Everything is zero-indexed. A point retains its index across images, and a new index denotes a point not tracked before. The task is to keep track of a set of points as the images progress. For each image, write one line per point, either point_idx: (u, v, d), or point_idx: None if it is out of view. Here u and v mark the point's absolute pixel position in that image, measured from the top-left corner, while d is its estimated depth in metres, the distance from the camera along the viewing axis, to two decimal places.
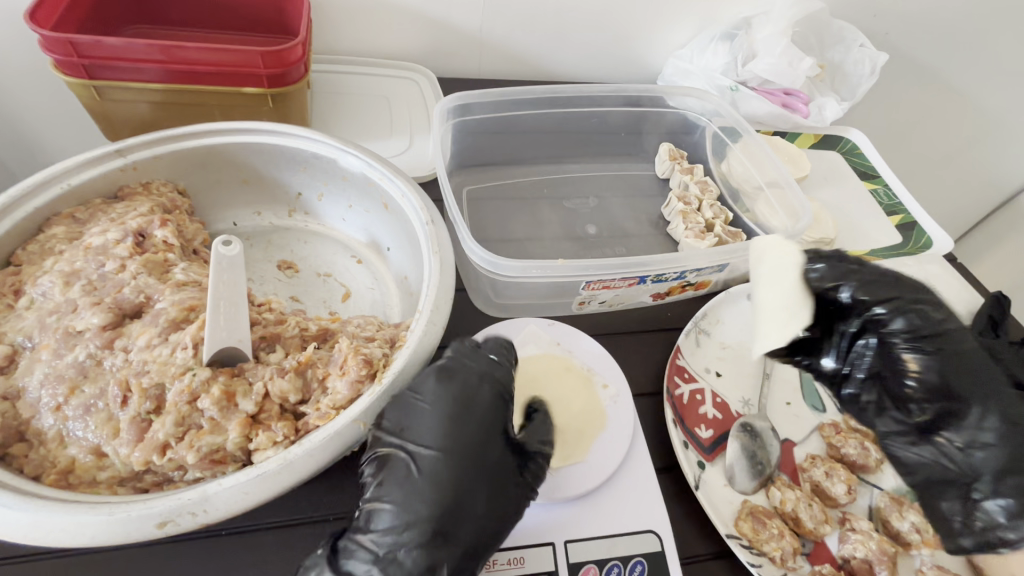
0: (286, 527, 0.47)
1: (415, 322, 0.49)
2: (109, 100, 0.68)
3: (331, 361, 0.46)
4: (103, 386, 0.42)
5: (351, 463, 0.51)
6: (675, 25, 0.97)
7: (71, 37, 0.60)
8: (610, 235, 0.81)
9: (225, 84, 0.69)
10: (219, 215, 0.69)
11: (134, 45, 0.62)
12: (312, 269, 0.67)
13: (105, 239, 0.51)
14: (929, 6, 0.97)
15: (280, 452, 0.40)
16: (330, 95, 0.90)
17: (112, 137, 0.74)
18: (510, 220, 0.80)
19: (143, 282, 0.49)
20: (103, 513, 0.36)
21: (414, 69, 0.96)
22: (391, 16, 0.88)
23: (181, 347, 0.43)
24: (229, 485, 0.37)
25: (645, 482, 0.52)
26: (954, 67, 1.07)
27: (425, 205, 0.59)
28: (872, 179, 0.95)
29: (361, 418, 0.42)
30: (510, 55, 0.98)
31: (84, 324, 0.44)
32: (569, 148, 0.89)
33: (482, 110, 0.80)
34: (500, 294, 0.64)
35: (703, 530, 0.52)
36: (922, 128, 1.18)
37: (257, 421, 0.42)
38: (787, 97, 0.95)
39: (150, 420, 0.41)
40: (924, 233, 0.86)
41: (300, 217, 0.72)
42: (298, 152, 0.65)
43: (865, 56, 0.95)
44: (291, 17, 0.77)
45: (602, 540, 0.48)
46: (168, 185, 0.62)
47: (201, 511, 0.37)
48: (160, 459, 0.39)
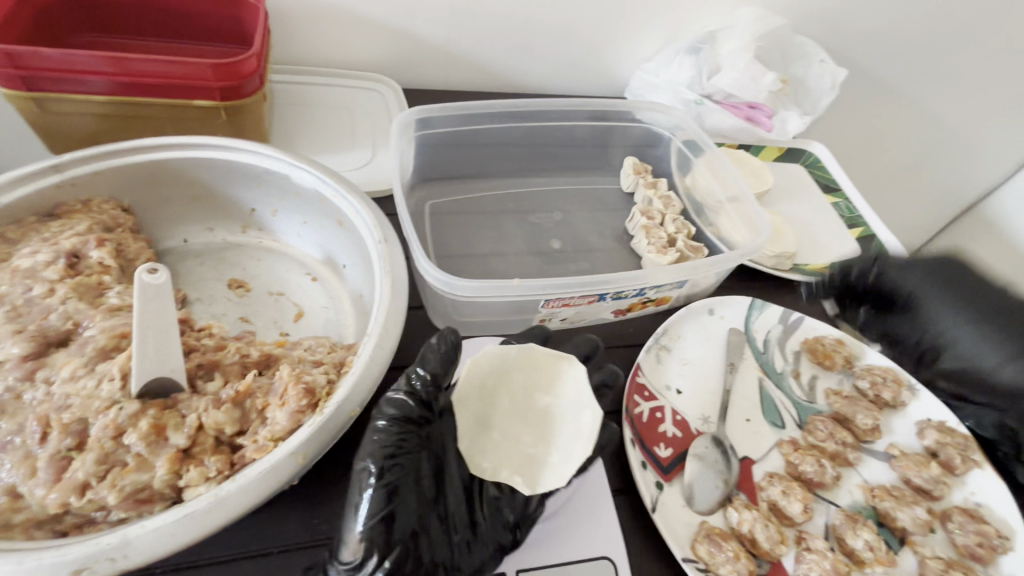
0: (225, 563, 0.45)
1: (363, 346, 0.48)
2: (51, 112, 0.66)
3: (272, 390, 0.44)
4: (22, 421, 0.40)
5: (297, 494, 0.49)
6: (641, 38, 0.98)
7: (5, 48, 0.57)
8: (574, 249, 0.80)
9: (175, 96, 0.67)
10: (168, 232, 0.67)
11: (74, 56, 0.60)
12: (264, 288, 0.65)
13: (34, 261, 0.49)
14: (886, 23, 0.99)
15: (211, 488, 0.38)
16: (290, 106, 0.88)
17: (54, 150, 0.71)
18: (473, 235, 0.79)
19: (73, 307, 0.46)
20: (12, 561, 0.33)
21: (378, 80, 0.95)
22: (353, 26, 0.87)
23: (108, 378, 0.41)
24: (153, 527, 0.35)
25: (601, 505, 0.51)
26: (912, 82, 1.10)
27: (378, 223, 0.58)
28: (834, 192, 0.96)
29: (299, 450, 0.40)
30: (477, 67, 0.97)
31: (4, 354, 0.42)
32: (535, 162, 0.89)
33: (445, 123, 0.79)
34: (454, 312, 0.62)
35: (658, 553, 0.51)
36: (882, 141, 1.21)
37: (189, 456, 0.40)
38: (750, 110, 0.96)
39: (71, 458, 0.38)
40: (882, 246, 0.88)
41: (254, 233, 0.69)
42: (250, 168, 0.63)
43: (825, 71, 0.97)
44: (246, 27, 0.75)
45: (555, 567, 0.47)
46: (110, 203, 0.60)
47: (121, 556, 0.35)
48: (78, 500, 0.37)
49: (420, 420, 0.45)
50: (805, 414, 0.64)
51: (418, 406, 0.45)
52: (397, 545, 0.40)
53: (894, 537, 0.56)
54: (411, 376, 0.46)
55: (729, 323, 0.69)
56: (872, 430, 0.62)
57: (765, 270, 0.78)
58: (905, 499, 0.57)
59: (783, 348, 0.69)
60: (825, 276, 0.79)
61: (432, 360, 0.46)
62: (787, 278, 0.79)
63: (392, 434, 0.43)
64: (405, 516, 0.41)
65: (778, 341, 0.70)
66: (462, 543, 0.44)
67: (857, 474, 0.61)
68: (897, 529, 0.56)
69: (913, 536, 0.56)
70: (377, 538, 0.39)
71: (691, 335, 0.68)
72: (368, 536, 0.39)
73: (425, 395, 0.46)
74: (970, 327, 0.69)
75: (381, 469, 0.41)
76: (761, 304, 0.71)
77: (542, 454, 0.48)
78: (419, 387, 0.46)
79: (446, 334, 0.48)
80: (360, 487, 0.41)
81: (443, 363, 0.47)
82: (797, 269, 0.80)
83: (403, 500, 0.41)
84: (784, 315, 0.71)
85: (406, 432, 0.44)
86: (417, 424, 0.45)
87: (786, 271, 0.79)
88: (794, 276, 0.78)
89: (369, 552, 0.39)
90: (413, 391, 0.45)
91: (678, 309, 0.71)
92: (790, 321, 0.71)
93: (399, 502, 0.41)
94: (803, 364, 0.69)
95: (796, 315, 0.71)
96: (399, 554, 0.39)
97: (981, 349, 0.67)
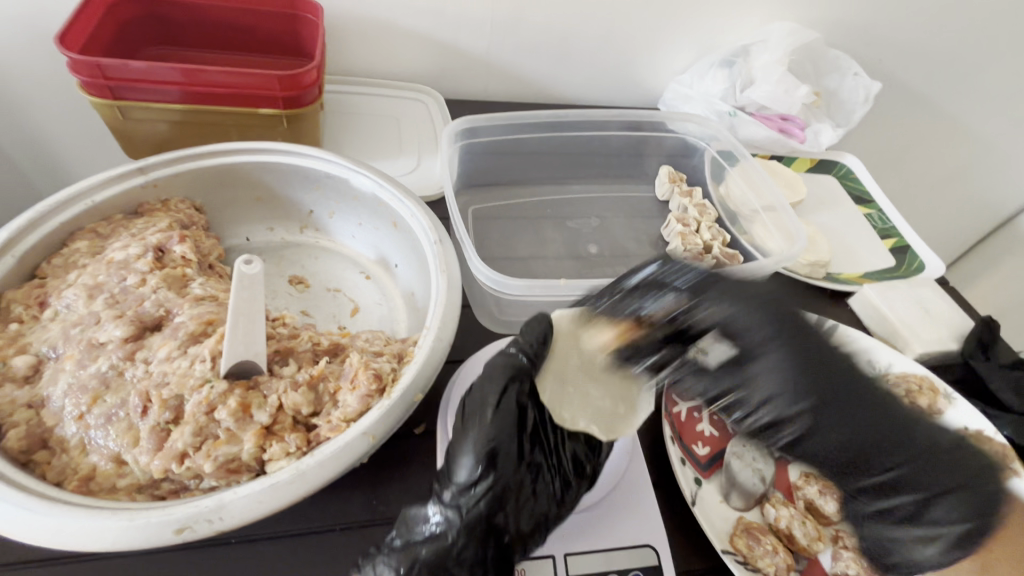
0: (295, 535, 0.48)
1: (423, 338, 0.51)
2: (131, 119, 0.71)
3: (343, 375, 0.48)
4: (125, 396, 0.44)
5: (358, 475, 0.53)
6: (675, 52, 1.01)
7: (99, 60, 0.63)
8: (611, 254, 0.83)
9: (243, 105, 0.72)
10: (233, 230, 0.72)
11: (158, 68, 0.65)
12: (322, 285, 0.69)
13: (126, 254, 0.54)
14: (919, 36, 1.01)
15: (293, 462, 0.42)
16: (341, 115, 0.93)
17: (131, 155, 0.76)
18: (514, 238, 0.82)
19: (163, 295, 0.51)
20: (124, 519, 0.37)
21: (421, 90, 0.99)
22: (401, 39, 0.92)
23: (199, 360, 0.45)
24: (244, 494, 0.39)
25: (644, 497, 0.53)
26: (946, 95, 1.10)
27: (433, 224, 0.61)
28: (867, 203, 0.97)
29: (370, 431, 0.43)
30: (515, 78, 1.01)
31: (107, 336, 0.47)
32: (572, 170, 0.92)
33: (489, 132, 0.83)
34: (503, 311, 0.66)
35: (698, 544, 0.53)
36: (915, 153, 1.21)
37: (271, 432, 0.44)
38: (784, 122, 0.98)
39: (169, 430, 0.43)
40: (917, 256, 0.89)
41: (311, 233, 0.74)
42: (312, 172, 0.68)
43: (859, 84, 0.99)
44: (306, 40, 0.81)
45: (601, 553, 0.49)
46: (185, 202, 0.65)
47: (217, 518, 0.38)
48: (178, 468, 0.41)
49: (529, 373, 0.49)
50: None
51: (528, 359, 0.49)
52: (501, 476, 0.44)
53: None
54: (521, 340, 0.50)
55: None
56: None
57: (799, 277, 0.80)
58: None
59: None
60: (858, 284, 0.81)
61: (535, 330, 0.51)
62: (820, 286, 0.81)
63: (505, 382, 0.47)
64: (511, 452, 0.44)
65: None
66: (551, 486, 0.47)
67: None
68: None
69: None
70: (486, 466, 0.43)
71: None
72: (480, 462, 0.43)
73: (532, 351, 0.50)
74: (835, 402, 0.47)
75: (497, 407, 0.45)
76: None
77: (614, 407, 0.51)
78: (528, 345, 0.50)
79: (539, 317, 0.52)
80: (476, 420, 0.45)
81: (549, 330, 0.51)
82: (830, 278, 0.82)
83: (510, 439, 0.45)
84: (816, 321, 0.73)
85: (518, 382, 0.47)
86: (522, 379, 0.48)
87: (820, 279, 0.81)
88: (827, 284, 0.80)
89: (478, 476, 0.43)
90: (521, 347, 0.50)
91: None
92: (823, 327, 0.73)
93: (508, 441, 0.44)
94: None
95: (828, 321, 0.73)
96: (501, 485, 0.44)
97: (884, 432, 0.46)
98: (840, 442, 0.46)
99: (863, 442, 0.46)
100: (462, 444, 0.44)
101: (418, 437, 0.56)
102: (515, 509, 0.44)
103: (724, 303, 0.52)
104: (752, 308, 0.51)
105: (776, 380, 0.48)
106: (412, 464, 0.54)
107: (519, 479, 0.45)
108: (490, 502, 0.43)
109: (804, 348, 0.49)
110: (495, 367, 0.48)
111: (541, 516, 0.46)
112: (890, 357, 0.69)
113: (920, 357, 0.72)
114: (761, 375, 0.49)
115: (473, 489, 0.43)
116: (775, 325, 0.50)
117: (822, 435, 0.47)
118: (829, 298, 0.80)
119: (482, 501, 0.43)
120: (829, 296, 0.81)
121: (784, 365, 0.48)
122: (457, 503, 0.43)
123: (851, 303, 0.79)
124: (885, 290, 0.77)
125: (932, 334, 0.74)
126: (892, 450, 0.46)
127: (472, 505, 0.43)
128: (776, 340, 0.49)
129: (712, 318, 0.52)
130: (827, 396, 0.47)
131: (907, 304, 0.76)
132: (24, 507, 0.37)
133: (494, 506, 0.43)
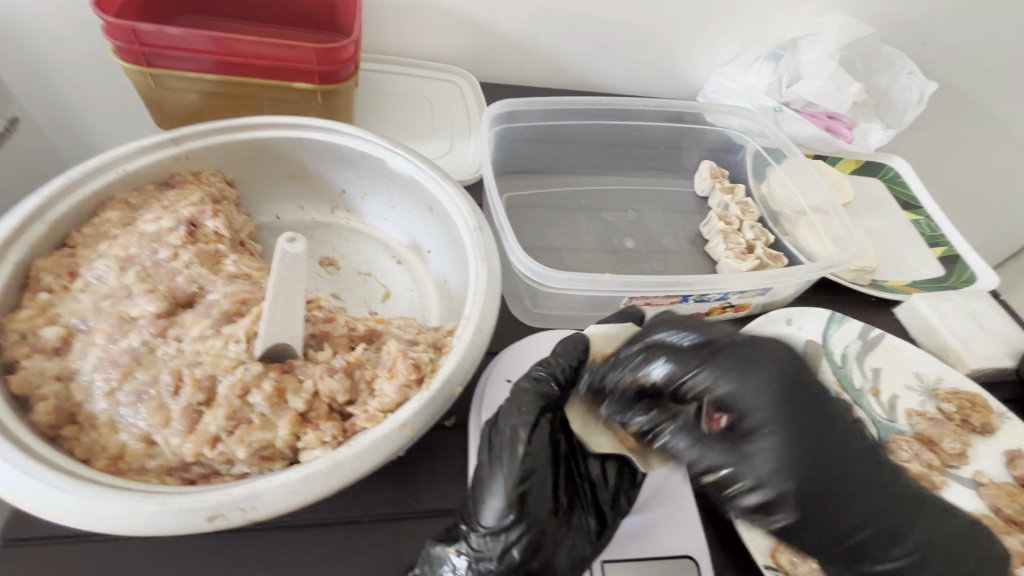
0: (323, 525, 0.47)
1: (462, 328, 0.49)
2: (164, 89, 0.69)
3: (380, 363, 0.46)
4: (156, 373, 0.42)
5: (388, 467, 0.51)
6: (720, 42, 0.96)
7: (135, 25, 0.61)
8: (648, 250, 0.80)
9: (277, 79, 0.69)
10: (263, 207, 0.70)
11: (192, 35, 0.63)
12: (353, 267, 0.67)
13: (159, 227, 0.52)
14: (979, 36, 0.96)
15: (328, 452, 0.40)
16: (373, 94, 0.90)
17: (163, 125, 0.75)
18: (548, 229, 0.79)
19: (195, 272, 0.49)
20: (156, 503, 0.35)
21: (454, 71, 0.96)
22: (437, 19, 0.88)
23: (233, 340, 0.43)
24: (279, 483, 0.37)
25: (684, 505, 0.51)
26: (1001, 100, 1.05)
27: (471, 210, 0.59)
28: (914, 209, 0.93)
29: (408, 423, 0.41)
30: (552, 63, 0.98)
31: (139, 311, 0.45)
32: (609, 161, 0.89)
33: (527, 117, 0.80)
34: (538, 304, 0.64)
35: (736, 556, 0.51)
36: (964, 159, 1.16)
37: (306, 420, 0.42)
38: (830, 120, 0.93)
39: (201, 412, 0.41)
40: (967, 267, 0.85)
41: (342, 214, 0.72)
42: (346, 150, 0.66)
43: (913, 83, 0.94)
44: (342, 15, 0.78)
45: (639, 562, 0.47)
46: (217, 175, 0.63)
47: (250, 507, 0.37)
48: (210, 452, 0.39)
49: (557, 403, 0.47)
50: (886, 432, 0.63)
51: (559, 385, 0.48)
52: (537, 519, 0.42)
53: None
54: (549, 363, 0.49)
55: (807, 334, 0.69)
56: (958, 454, 0.61)
57: (844, 283, 0.77)
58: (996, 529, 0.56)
59: (862, 365, 0.68)
60: (906, 293, 0.78)
61: (564, 357, 0.49)
62: (865, 293, 0.77)
63: (535, 419, 0.44)
64: (544, 492, 0.42)
65: (856, 356, 0.68)
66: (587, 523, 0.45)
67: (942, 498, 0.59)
68: None
69: None
70: (520, 510, 0.41)
71: None
72: (513, 506, 0.41)
73: (562, 377, 0.48)
74: (824, 479, 0.40)
75: (528, 447, 0.43)
76: (839, 318, 0.70)
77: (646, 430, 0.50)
78: (559, 370, 0.49)
79: (570, 340, 0.51)
80: (505, 460, 0.42)
81: (582, 355, 0.50)
82: (876, 285, 0.79)
83: (542, 479, 0.43)
84: (863, 330, 0.70)
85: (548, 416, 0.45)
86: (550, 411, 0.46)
87: (865, 286, 0.78)
88: (873, 291, 0.77)
89: (512, 521, 0.41)
90: (552, 375, 0.48)
91: (757, 317, 0.71)
92: (870, 336, 0.70)
93: (540, 480, 0.43)
94: (883, 382, 0.67)
95: (875, 331, 0.70)
96: (537, 528, 0.41)
97: (867, 507, 0.41)
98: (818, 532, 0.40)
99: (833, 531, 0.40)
100: (491, 486, 0.42)
101: (449, 430, 0.54)
102: (553, 551, 0.42)
103: (728, 371, 0.43)
104: (761, 380, 0.42)
105: (760, 470, 0.40)
106: (444, 458, 0.52)
107: (554, 520, 0.43)
108: (527, 546, 0.41)
109: (802, 425, 0.41)
110: (523, 400, 0.45)
111: (580, 558, 0.44)
112: (939, 369, 0.68)
113: (972, 372, 0.69)
114: (749, 459, 0.40)
115: (508, 532, 0.41)
116: (786, 436, 0.40)
117: (803, 529, 0.40)
118: (874, 306, 0.77)
119: (519, 545, 0.41)
120: (874, 304, 0.77)
121: (770, 414, 0.41)
122: (492, 550, 0.41)
123: (898, 312, 0.76)
124: (936, 300, 0.73)
125: (985, 349, 0.70)
126: (864, 509, 0.40)
127: (508, 551, 0.41)
128: (770, 414, 0.41)
129: (714, 391, 0.43)
130: (829, 480, 0.40)
131: (959, 316, 0.72)
132: (53, 485, 0.35)
133: (533, 551, 0.41)
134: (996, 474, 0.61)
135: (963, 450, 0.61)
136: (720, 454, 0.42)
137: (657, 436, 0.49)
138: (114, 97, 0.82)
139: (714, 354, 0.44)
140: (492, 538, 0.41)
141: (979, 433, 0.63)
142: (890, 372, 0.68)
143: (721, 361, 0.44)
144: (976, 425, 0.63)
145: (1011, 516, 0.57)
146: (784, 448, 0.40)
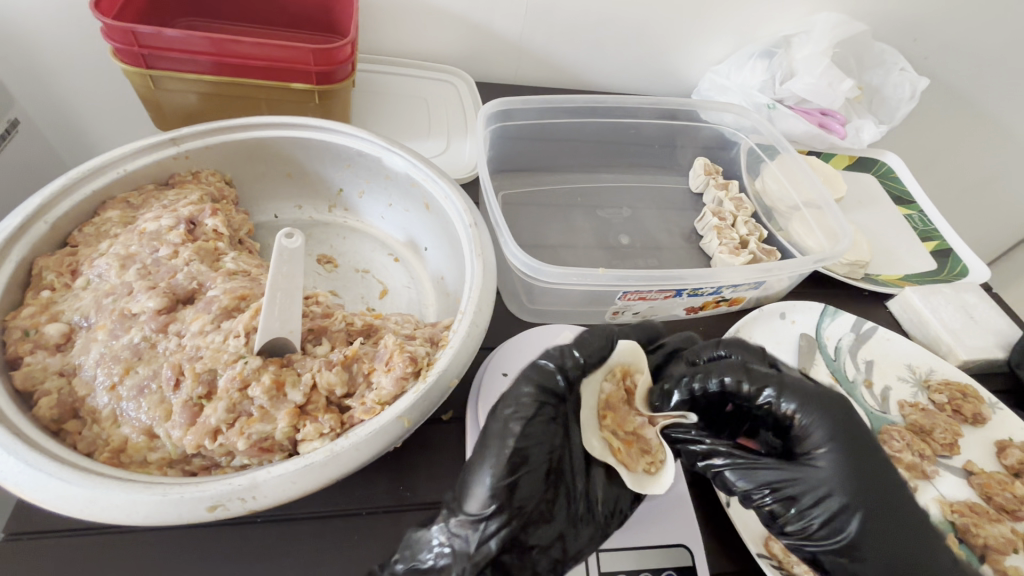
0: (321, 517, 0.48)
1: (458, 323, 0.50)
2: (163, 90, 0.70)
3: (377, 356, 0.47)
4: (157, 368, 0.43)
5: (386, 461, 0.51)
6: (714, 40, 0.97)
7: (133, 27, 0.61)
8: (643, 246, 0.81)
9: (275, 79, 0.70)
10: (261, 207, 0.71)
11: (191, 37, 0.64)
12: (351, 265, 0.68)
13: (158, 225, 0.53)
14: (970, 33, 0.96)
15: (326, 443, 0.41)
16: (370, 94, 0.91)
17: (162, 126, 0.75)
18: (543, 226, 0.80)
19: (195, 269, 0.50)
20: (158, 493, 0.36)
21: (451, 72, 0.97)
22: (433, 20, 0.89)
23: (233, 335, 0.44)
24: (278, 474, 0.38)
25: (677, 496, 0.52)
26: (994, 96, 1.06)
27: (467, 207, 0.60)
28: (907, 204, 0.94)
29: (405, 415, 0.42)
30: (547, 63, 0.99)
31: (140, 307, 0.46)
32: (603, 158, 0.89)
33: (522, 116, 0.81)
34: (535, 299, 0.64)
35: (730, 546, 0.51)
36: (957, 155, 1.17)
37: (304, 412, 0.43)
38: (824, 117, 0.94)
39: (201, 405, 0.42)
40: (959, 261, 0.85)
41: (340, 213, 0.73)
42: (343, 149, 0.66)
43: (905, 80, 0.95)
44: (339, 15, 0.78)
45: (634, 551, 0.48)
46: (216, 175, 0.63)
47: (250, 497, 0.37)
48: (211, 444, 0.40)
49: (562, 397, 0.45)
50: (879, 424, 0.64)
51: (563, 385, 0.46)
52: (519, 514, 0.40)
53: (973, 553, 0.55)
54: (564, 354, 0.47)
55: (801, 328, 0.70)
56: (949, 445, 0.61)
57: (837, 277, 0.78)
58: (986, 517, 0.56)
59: (855, 357, 0.69)
60: (898, 286, 0.78)
61: (586, 348, 0.47)
62: (858, 287, 0.78)
63: (534, 413, 0.43)
64: (533, 487, 0.41)
65: (849, 348, 0.69)
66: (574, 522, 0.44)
67: (933, 487, 0.59)
68: (977, 546, 0.54)
69: (994, 554, 0.54)
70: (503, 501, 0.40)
71: (762, 337, 0.68)
72: (496, 497, 0.40)
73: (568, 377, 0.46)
74: (884, 507, 0.45)
75: (519, 439, 0.42)
76: (832, 311, 0.71)
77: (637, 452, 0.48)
78: (570, 364, 0.46)
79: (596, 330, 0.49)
80: (494, 451, 0.41)
81: (603, 349, 0.48)
82: (869, 278, 0.79)
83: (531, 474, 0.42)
84: (856, 323, 0.71)
85: (546, 412, 0.44)
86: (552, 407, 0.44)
87: (858, 280, 0.78)
88: (866, 285, 0.77)
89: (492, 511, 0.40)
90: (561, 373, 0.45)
91: (751, 310, 0.72)
92: (863, 329, 0.71)
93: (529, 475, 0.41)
94: (874, 373, 0.68)
95: (868, 323, 0.71)
96: (517, 521, 0.40)
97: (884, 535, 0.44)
98: (889, 556, 0.43)
99: (904, 560, 0.44)
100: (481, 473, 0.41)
101: (446, 424, 0.55)
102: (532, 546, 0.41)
103: (796, 393, 0.48)
104: (832, 416, 0.47)
105: (827, 484, 0.45)
106: (441, 450, 0.53)
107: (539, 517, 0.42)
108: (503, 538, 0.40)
109: (860, 456, 0.46)
110: (523, 393, 0.44)
111: (562, 552, 0.43)
112: (931, 361, 0.69)
113: (963, 364, 0.70)
114: (810, 473, 0.46)
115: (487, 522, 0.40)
116: (849, 458, 0.45)
117: (867, 548, 0.44)
118: (868, 299, 0.78)
119: (496, 537, 0.40)
120: (867, 297, 0.78)
121: (828, 434, 0.46)
122: (467, 535, 0.40)
123: (890, 305, 0.76)
124: (928, 294, 0.74)
125: (976, 342, 0.71)
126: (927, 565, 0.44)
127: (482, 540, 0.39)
128: (831, 442, 0.46)
129: (798, 418, 0.47)
130: (875, 499, 0.45)
131: (951, 310, 0.73)
132: (56, 476, 0.36)
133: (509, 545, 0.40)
134: (987, 463, 0.62)
135: (954, 440, 0.62)
136: (768, 463, 0.47)
137: (654, 465, 0.48)
138: (113, 99, 0.83)
139: (780, 379, 0.48)
140: (469, 527, 0.40)
141: (970, 423, 0.64)
142: (883, 364, 0.69)
143: (795, 384, 0.48)
144: (967, 415, 0.64)
145: (1001, 503, 0.57)
146: (845, 467, 0.45)
